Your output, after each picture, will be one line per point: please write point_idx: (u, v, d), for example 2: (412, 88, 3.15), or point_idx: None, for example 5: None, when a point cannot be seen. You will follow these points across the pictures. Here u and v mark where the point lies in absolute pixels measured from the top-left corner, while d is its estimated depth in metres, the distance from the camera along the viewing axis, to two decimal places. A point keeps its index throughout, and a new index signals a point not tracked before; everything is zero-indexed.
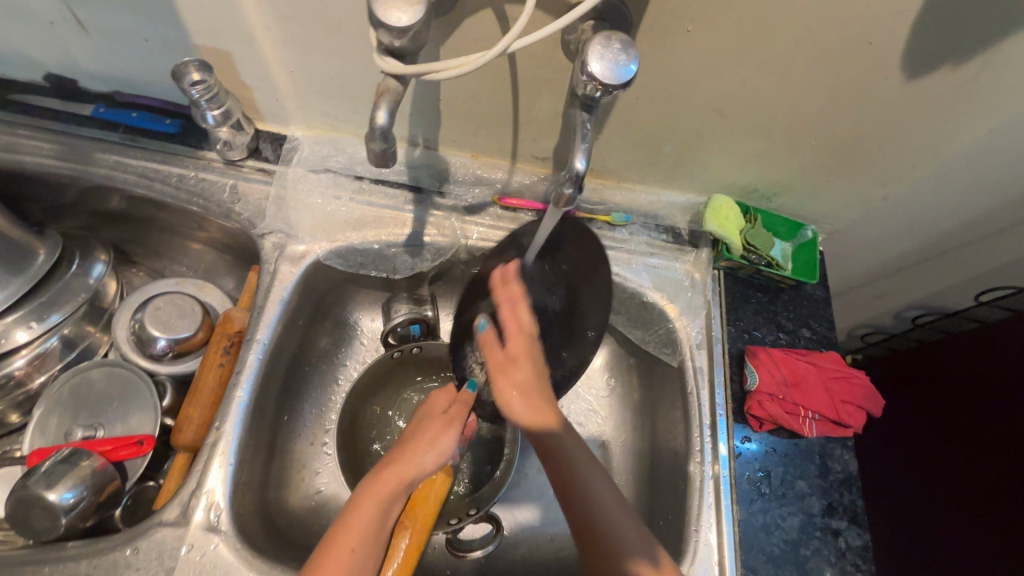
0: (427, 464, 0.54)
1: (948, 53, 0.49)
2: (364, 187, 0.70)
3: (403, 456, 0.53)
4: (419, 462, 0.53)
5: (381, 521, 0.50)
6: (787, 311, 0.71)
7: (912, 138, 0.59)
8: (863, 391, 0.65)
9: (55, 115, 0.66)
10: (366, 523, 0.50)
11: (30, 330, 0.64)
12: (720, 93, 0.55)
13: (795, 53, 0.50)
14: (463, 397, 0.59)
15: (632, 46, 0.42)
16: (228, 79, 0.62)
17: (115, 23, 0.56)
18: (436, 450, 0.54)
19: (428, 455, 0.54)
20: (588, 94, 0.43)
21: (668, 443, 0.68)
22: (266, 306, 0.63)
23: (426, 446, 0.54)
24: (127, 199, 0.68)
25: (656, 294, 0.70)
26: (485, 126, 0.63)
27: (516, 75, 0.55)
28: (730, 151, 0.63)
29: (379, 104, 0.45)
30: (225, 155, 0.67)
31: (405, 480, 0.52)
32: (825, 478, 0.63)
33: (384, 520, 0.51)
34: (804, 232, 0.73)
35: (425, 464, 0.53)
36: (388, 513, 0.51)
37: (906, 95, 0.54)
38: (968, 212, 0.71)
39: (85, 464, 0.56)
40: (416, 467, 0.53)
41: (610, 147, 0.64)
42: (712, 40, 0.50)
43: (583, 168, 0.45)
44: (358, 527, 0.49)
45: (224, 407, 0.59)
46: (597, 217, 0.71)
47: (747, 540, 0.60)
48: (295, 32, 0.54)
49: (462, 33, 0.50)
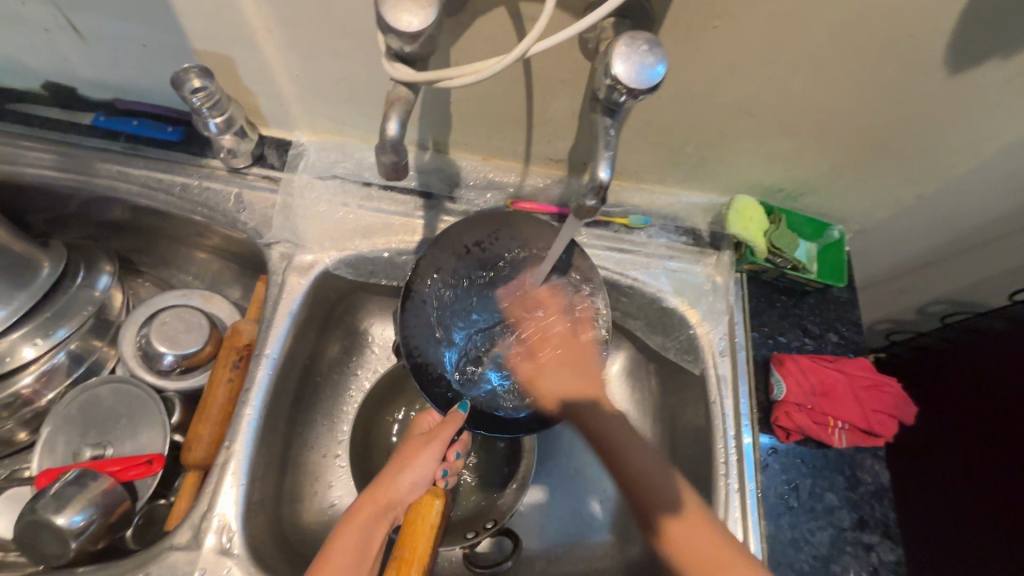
0: (405, 488, 0.51)
1: (998, 45, 0.46)
2: (372, 193, 0.67)
3: (376, 482, 0.51)
4: (393, 485, 0.51)
5: (360, 551, 0.48)
6: (813, 314, 0.68)
7: (951, 134, 0.56)
8: (895, 400, 0.62)
9: (55, 124, 0.64)
10: (344, 551, 0.47)
11: (36, 346, 0.62)
12: (747, 91, 0.52)
13: (828, 48, 0.47)
14: (452, 420, 0.53)
15: (659, 46, 0.39)
16: (231, 84, 0.60)
17: (113, 30, 0.53)
18: (410, 473, 0.51)
19: (404, 476, 0.51)
20: (611, 98, 0.40)
21: (689, 453, 0.66)
22: (274, 319, 0.61)
23: (400, 469, 0.52)
24: (131, 210, 0.66)
25: (677, 299, 0.68)
26: (498, 128, 0.61)
27: (531, 75, 0.52)
28: (756, 150, 0.60)
29: (390, 113, 0.42)
30: (229, 163, 0.64)
31: (379, 505, 0.50)
32: (855, 491, 0.61)
33: (367, 549, 0.48)
34: (830, 232, 0.70)
35: (400, 487, 0.51)
36: (369, 541, 0.48)
37: (948, 90, 0.51)
38: (1006, 209, 0.68)
39: (93, 485, 0.54)
40: (390, 490, 0.50)
41: (628, 148, 0.62)
42: (740, 36, 0.47)
43: (606, 177, 0.43)
44: (336, 558, 0.47)
45: (234, 425, 0.57)
46: (614, 220, 0.69)
47: (775, 556, 0.57)
48: (298, 36, 0.51)
49: (475, 33, 0.48)
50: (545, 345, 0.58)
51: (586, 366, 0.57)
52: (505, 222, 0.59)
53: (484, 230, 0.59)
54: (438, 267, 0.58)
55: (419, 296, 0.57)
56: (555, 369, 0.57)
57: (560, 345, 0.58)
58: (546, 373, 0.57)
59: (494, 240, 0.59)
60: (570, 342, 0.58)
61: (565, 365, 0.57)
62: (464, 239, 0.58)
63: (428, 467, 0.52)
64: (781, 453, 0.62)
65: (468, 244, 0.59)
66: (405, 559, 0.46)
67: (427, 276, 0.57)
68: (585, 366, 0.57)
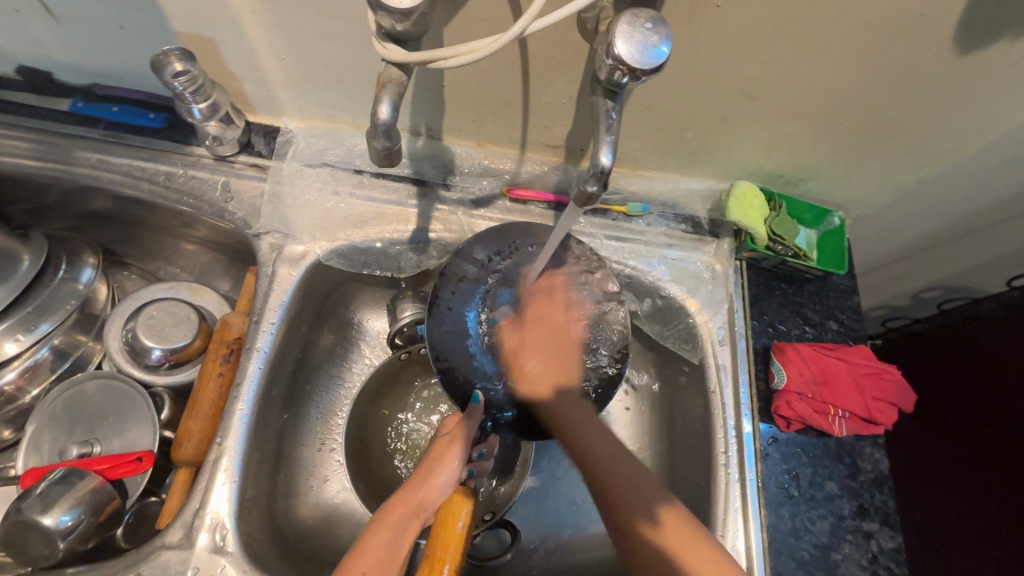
0: (435, 489, 0.50)
1: (1011, 23, 0.45)
2: (364, 181, 0.66)
3: (407, 484, 0.50)
4: (424, 487, 0.50)
5: (391, 550, 0.46)
6: (813, 302, 0.67)
7: (958, 117, 0.55)
8: (896, 387, 0.62)
9: (31, 111, 0.62)
10: (375, 547, 0.45)
11: (18, 342, 0.60)
12: (751, 74, 0.51)
13: (835, 28, 0.46)
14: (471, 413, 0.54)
15: (663, 24, 0.37)
16: (214, 68, 0.57)
17: (88, 10, 0.51)
18: (438, 473, 0.51)
19: (435, 479, 0.50)
20: (613, 79, 0.39)
21: (689, 443, 0.65)
22: (265, 311, 0.60)
23: (430, 471, 0.51)
24: (113, 200, 0.64)
25: (676, 288, 0.67)
26: (494, 113, 0.59)
27: (528, 58, 0.50)
28: (758, 135, 0.59)
29: (381, 97, 0.41)
30: (215, 150, 0.62)
31: (412, 507, 0.49)
32: (855, 479, 0.60)
33: (398, 548, 0.46)
34: (830, 219, 0.68)
35: (432, 489, 0.50)
36: (400, 541, 0.47)
37: (957, 71, 0.49)
38: (1007, 192, 0.67)
39: (81, 485, 0.53)
40: (420, 493, 0.49)
41: (626, 134, 0.60)
42: (745, 16, 0.45)
43: (609, 163, 0.41)
44: (366, 556, 0.45)
45: (225, 422, 0.56)
46: (612, 208, 0.68)
47: (776, 546, 0.57)
48: (285, 16, 0.49)
49: (468, 12, 0.46)
50: (538, 328, 0.59)
51: (566, 359, 0.58)
52: (521, 232, 0.60)
53: (498, 245, 0.59)
54: (461, 274, 0.58)
55: (444, 304, 0.57)
56: (539, 352, 0.58)
57: (555, 343, 0.58)
58: (530, 358, 0.58)
59: (512, 249, 0.60)
60: (560, 336, 0.59)
61: (548, 351, 0.58)
62: (479, 253, 0.59)
63: (457, 467, 0.51)
64: (782, 443, 0.61)
65: (488, 254, 0.59)
66: (437, 560, 0.46)
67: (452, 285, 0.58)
68: (569, 359, 0.58)
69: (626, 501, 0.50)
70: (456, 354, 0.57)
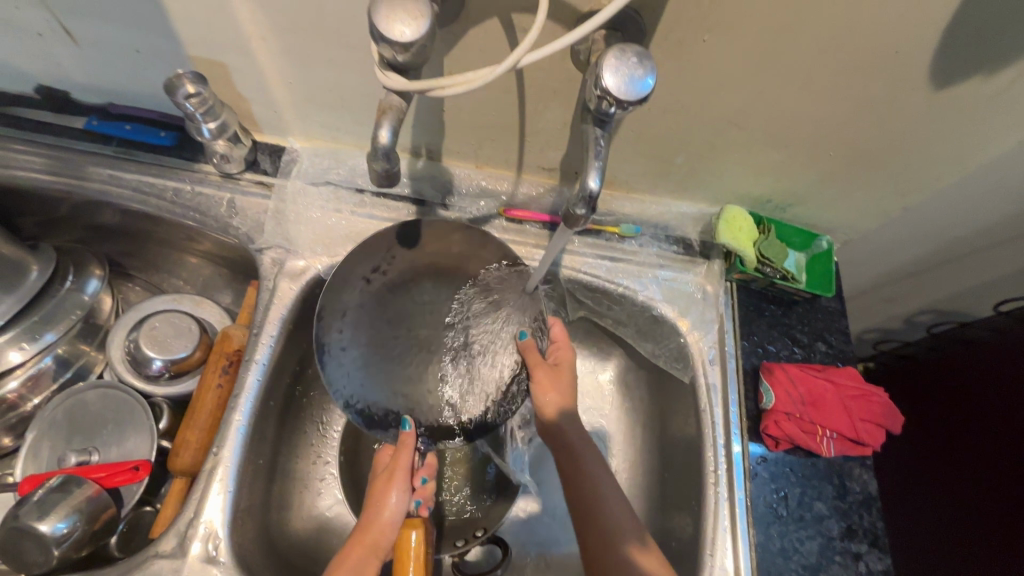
0: (385, 526, 0.52)
1: (981, 61, 0.47)
2: (366, 200, 0.68)
3: (361, 524, 0.52)
4: (374, 526, 0.51)
5: None
6: (802, 324, 0.69)
7: (937, 148, 0.57)
8: (882, 409, 0.63)
9: (47, 128, 0.64)
10: None
11: (22, 351, 0.61)
12: (737, 106, 0.53)
13: (816, 63, 0.48)
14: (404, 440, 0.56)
15: (648, 58, 0.39)
16: (224, 90, 0.60)
17: (106, 35, 0.54)
18: (385, 510, 0.52)
19: (382, 514, 0.52)
20: (601, 109, 0.41)
21: (678, 458, 0.66)
22: (264, 323, 0.61)
23: (377, 508, 0.53)
24: (122, 214, 0.66)
25: (668, 307, 0.68)
26: (492, 137, 0.61)
27: (525, 88, 0.53)
28: (745, 162, 0.61)
29: (382, 122, 0.43)
30: (222, 168, 0.65)
31: (366, 547, 0.50)
32: (843, 500, 0.61)
33: None
34: (818, 243, 0.70)
35: (382, 526, 0.52)
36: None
37: (934, 105, 0.52)
38: (990, 220, 0.69)
39: (78, 492, 0.54)
40: (373, 531, 0.51)
41: (619, 158, 0.62)
42: (729, 50, 0.47)
43: (596, 187, 0.43)
44: None
45: (222, 432, 0.56)
46: (605, 228, 0.70)
47: (764, 566, 0.57)
48: (292, 42, 0.52)
49: (466, 43, 0.48)
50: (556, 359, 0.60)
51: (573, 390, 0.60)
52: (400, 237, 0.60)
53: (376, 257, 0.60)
54: (343, 305, 0.59)
55: (335, 347, 0.59)
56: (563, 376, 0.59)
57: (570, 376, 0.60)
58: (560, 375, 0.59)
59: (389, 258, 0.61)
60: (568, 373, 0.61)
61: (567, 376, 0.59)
62: (358, 272, 0.59)
63: (401, 500, 0.53)
64: (771, 462, 0.62)
65: (368, 271, 0.60)
66: None
67: (335, 321, 0.59)
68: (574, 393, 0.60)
69: (607, 535, 0.52)
70: (367, 392, 0.60)
